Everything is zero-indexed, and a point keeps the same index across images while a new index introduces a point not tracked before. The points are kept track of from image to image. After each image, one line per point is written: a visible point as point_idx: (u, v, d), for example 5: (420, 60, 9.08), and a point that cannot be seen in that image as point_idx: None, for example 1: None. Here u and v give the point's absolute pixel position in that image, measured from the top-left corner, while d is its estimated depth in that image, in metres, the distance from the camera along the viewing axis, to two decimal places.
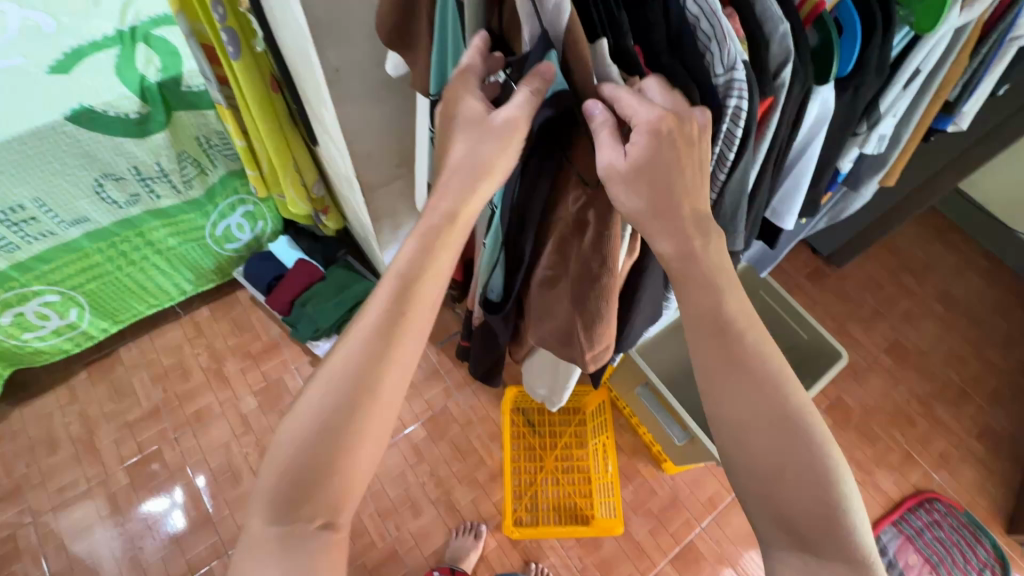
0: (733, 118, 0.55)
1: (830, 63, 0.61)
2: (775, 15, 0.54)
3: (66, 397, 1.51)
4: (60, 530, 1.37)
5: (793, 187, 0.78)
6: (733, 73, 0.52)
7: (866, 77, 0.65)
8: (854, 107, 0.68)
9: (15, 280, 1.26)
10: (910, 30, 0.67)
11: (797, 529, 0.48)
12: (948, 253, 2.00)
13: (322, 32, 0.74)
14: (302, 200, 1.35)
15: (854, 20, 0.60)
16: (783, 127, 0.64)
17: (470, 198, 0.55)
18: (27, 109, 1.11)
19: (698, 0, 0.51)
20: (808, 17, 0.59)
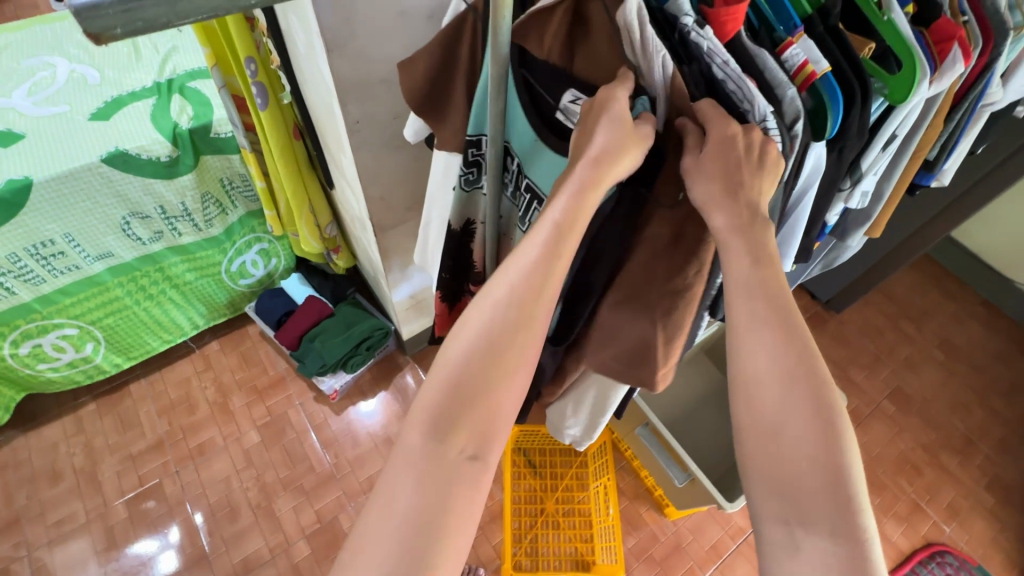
0: None
1: (825, 120, 0.67)
2: (783, 81, 0.60)
3: (73, 428, 1.52)
4: (54, 565, 1.35)
5: (790, 234, 0.80)
6: (766, 124, 0.57)
7: (849, 139, 0.70)
8: (841, 164, 0.74)
9: (38, 311, 1.31)
10: (885, 101, 0.74)
11: (791, 491, 0.46)
12: (946, 300, 2.03)
13: (346, 89, 0.82)
14: (314, 239, 1.41)
15: (836, 92, 0.65)
16: (790, 178, 0.68)
17: (604, 190, 0.53)
18: (68, 152, 1.19)
19: (726, 66, 0.58)
20: (802, 86, 0.65)
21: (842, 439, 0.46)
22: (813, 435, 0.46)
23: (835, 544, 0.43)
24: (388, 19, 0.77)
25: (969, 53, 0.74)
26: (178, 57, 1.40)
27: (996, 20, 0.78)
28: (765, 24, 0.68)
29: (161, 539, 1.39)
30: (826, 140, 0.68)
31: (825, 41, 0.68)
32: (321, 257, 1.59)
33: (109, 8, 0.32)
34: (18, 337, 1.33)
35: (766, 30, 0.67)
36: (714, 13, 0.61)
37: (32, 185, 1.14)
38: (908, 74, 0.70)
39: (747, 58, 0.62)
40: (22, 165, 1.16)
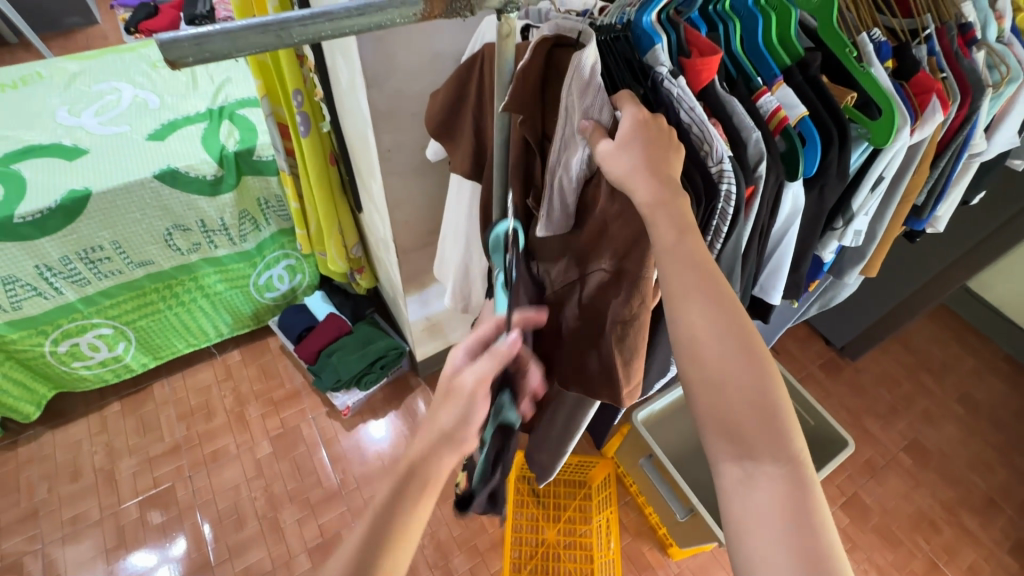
0: (726, 199, 0.63)
1: (797, 164, 0.70)
2: (749, 125, 0.65)
3: (97, 427, 1.59)
4: (64, 561, 1.39)
5: (778, 264, 0.84)
6: (723, 166, 0.62)
7: (828, 178, 0.75)
8: (821, 206, 0.79)
9: (79, 311, 1.40)
10: (868, 145, 0.77)
11: (736, 430, 0.50)
12: (965, 354, 2.00)
13: (381, 120, 0.90)
14: (342, 258, 1.49)
15: (814, 133, 0.70)
16: (764, 214, 0.73)
17: (470, 422, 0.55)
18: (125, 167, 1.31)
19: (689, 111, 0.61)
20: (775, 130, 0.69)
21: (770, 377, 0.51)
22: (747, 379, 0.51)
23: (778, 468, 0.48)
24: (424, 59, 0.86)
25: (946, 102, 0.78)
26: (231, 88, 1.53)
27: (974, 76, 0.83)
28: (742, 74, 0.71)
29: (161, 548, 1.41)
30: (799, 179, 0.72)
31: (803, 88, 0.73)
32: (345, 276, 1.67)
33: (185, 42, 0.37)
34: (58, 335, 1.42)
35: (742, 80, 0.70)
36: (688, 63, 0.64)
37: (89, 196, 1.25)
38: (887, 122, 0.74)
39: (718, 103, 0.66)
40: (83, 177, 1.28)
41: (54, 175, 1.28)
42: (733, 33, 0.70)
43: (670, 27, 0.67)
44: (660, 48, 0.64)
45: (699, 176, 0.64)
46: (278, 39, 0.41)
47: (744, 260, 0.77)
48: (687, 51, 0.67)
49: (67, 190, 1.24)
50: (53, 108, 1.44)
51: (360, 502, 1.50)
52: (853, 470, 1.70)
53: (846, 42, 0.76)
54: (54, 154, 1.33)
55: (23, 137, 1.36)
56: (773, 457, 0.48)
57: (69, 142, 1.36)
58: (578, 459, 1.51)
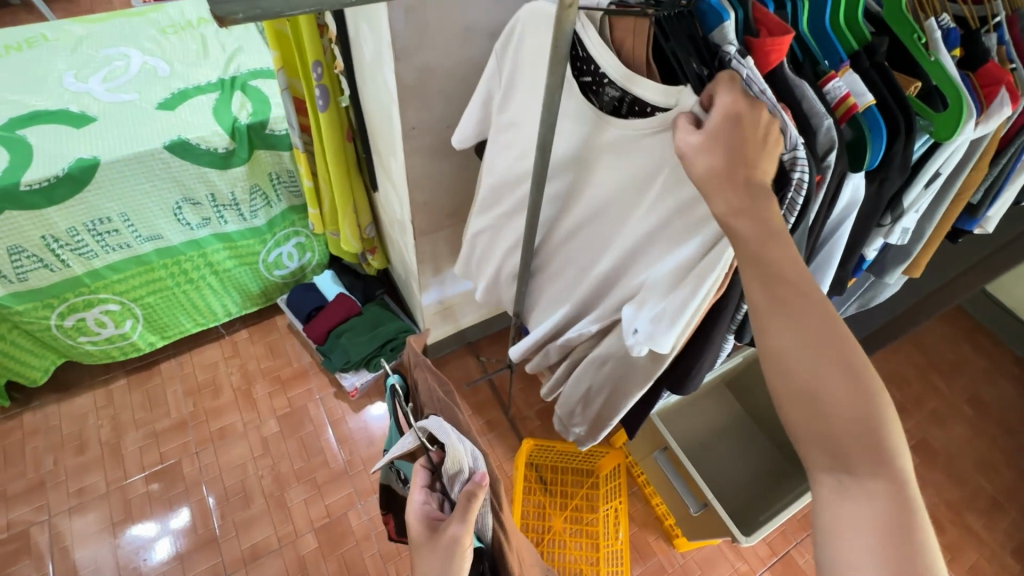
0: (797, 187, 0.61)
1: (864, 154, 0.67)
2: (821, 112, 0.63)
3: (103, 401, 1.58)
4: (71, 532, 1.39)
5: (826, 260, 0.79)
6: (796, 153, 0.60)
7: (891, 172, 0.72)
8: (880, 198, 0.75)
9: (86, 285, 1.38)
10: (929, 138, 0.74)
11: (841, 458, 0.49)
12: (978, 355, 1.98)
13: (407, 96, 0.86)
14: (355, 239, 1.46)
15: (881, 124, 0.67)
16: (822, 208, 0.69)
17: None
18: (135, 137, 1.27)
19: (762, 95, 0.61)
20: (842, 118, 0.66)
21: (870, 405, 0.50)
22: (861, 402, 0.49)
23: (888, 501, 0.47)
24: (453, 32, 0.81)
25: (1015, 97, 0.75)
26: (243, 57, 1.47)
27: None
28: (808, 57, 0.70)
29: (158, 521, 1.41)
30: (863, 171, 0.69)
31: (871, 75, 0.70)
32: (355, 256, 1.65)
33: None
34: (65, 309, 1.40)
35: (809, 63, 0.69)
36: (757, 44, 0.63)
37: (99, 165, 1.21)
38: (955, 113, 0.71)
39: (789, 89, 0.65)
40: (91, 145, 1.24)
41: (61, 143, 1.24)
42: (802, 11, 0.70)
43: (739, 2, 0.68)
44: (729, 26, 0.64)
45: (769, 164, 0.61)
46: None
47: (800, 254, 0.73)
48: (755, 30, 0.67)
49: (74, 159, 1.21)
50: (59, 73, 1.39)
51: (367, 484, 1.50)
52: None
53: (914, 29, 0.73)
54: (61, 120, 1.28)
55: (29, 102, 1.32)
56: (874, 474, 0.48)
57: (76, 109, 1.31)
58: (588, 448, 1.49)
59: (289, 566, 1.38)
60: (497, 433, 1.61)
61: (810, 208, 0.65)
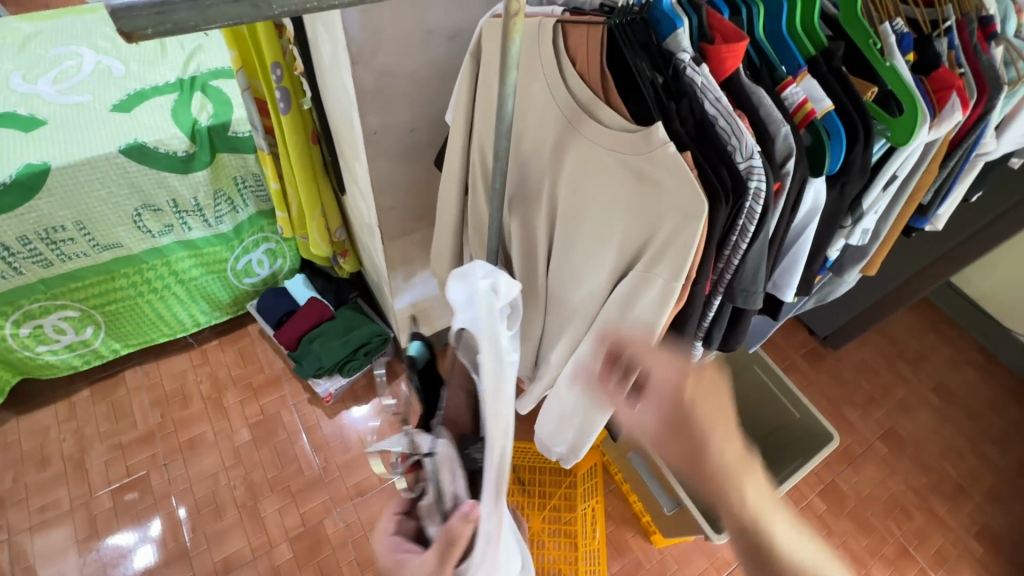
0: (754, 196, 0.62)
1: (822, 159, 0.69)
2: (777, 118, 0.63)
3: (65, 413, 1.52)
4: (33, 551, 1.34)
5: (793, 261, 0.80)
6: (751, 161, 0.61)
7: (852, 175, 0.72)
8: (842, 201, 0.75)
9: (42, 293, 1.32)
10: (886, 142, 0.75)
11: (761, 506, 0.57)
12: (943, 344, 2.04)
13: (368, 100, 0.84)
14: (325, 242, 1.43)
15: (840, 128, 0.67)
16: (784, 216, 0.69)
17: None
18: (89, 139, 1.22)
19: (717, 103, 0.61)
20: (801, 124, 0.67)
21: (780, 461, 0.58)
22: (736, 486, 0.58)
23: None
24: (412, 35, 0.79)
25: (966, 101, 0.76)
26: (203, 56, 1.42)
27: (992, 71, 0.81)
28: (765, 63, 0.69)
29: (140, 528, 1.39)
30: (823, 176, 0.70)
31: (828, 79, 0.70)
32: (328, 260, 1.62)
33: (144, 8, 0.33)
34: (20, 317, 1.34)
35: (767, 68, 0.69)
36: (712, 50, 0.63)
37: (50, 170, 1.17)
38: (910, 118, 0.72)
39: (745, 94, 0.65)
40: (42, 149, 1.19)
41: (8, 147, 1.18)
42: (757, 17, 0.69)
43: (693, 10, 0.67)
44: (682, 34, 0.64)
45: (727, 170, 0.62)
46: (256, 10, 0.36)
47: (768, 256, 0.74)
48: (709, 37, 0.67)
49: (24, 164, 1.15)
50: (5, 73, 1.33)
51: (343, 491, 1.48)
52: (832, 458, 1.74)
53: (869, 33, 0.74)
54: (9, 124, 1.23)
55: None
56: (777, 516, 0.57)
57: (24, 112, 1.25)
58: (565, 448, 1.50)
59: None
60: None
61: (768, 216, 0.65)
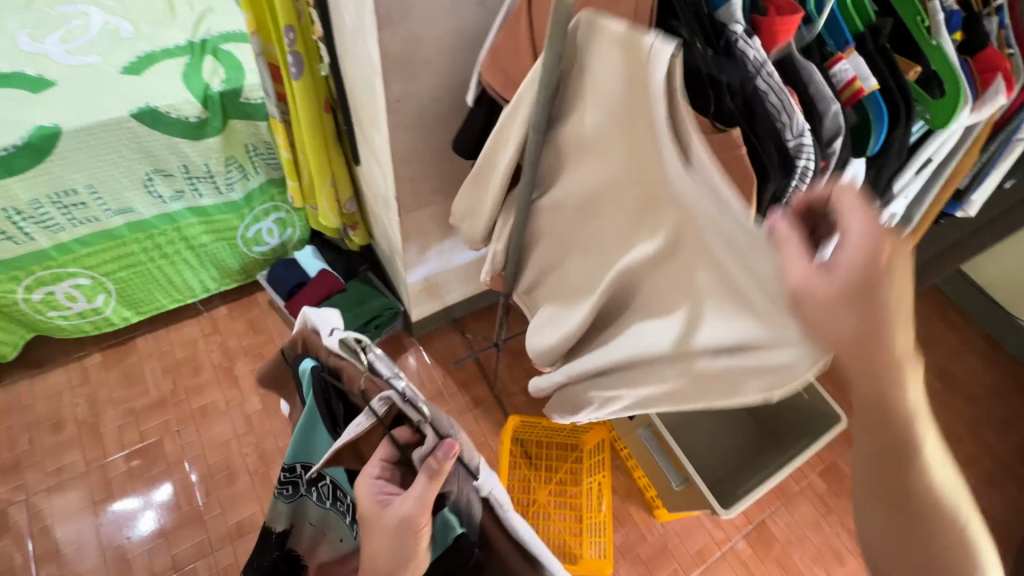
0: (801, 176, 0.61)
1: (865, 139, 0.68)
2: (828, 96, 0.62)
3: (77, 379, 1.53)
4: (51, 512, 1.37)
5: None
6: (801, 139, 0.60)
7: (888, 157, 0.71)
8: (877, 184, 0.75)
9: (53, 258, 1.32)
10: (926, 124, 0.75)
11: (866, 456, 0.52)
12: (948, 330, 2.05)
13: (392, 66, 0.81)
14: (334, 214, 1.42)
15: (883, 109, 0.66)
16: None
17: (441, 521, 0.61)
18: (99, 102, 1.19)
19: (769, 79, 0.59)
20: (847, 102, 0.66)
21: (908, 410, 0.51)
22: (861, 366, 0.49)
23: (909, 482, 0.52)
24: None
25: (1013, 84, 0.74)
26: (213, 18, 1.38)
27: None
28: (814, 39, 0.68)
29: (143, 495, 1.41)
30: (864, 157, 0.69)
31: (875, 58, 0.68)
32: (338, 231, 1.61)
33: None
34: (32, 282, 1.34)
35: (817, 44, 0.68)
36: (764, 22, 0.61)
37: (60, 133, 1.14)
38: (951, 101, 0.71)
39: (794, 71, 0.63)
40: (51, 112, 1.16)
41: (17, 109, 1.16)
42: None
43: None
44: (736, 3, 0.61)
45: (775, 147, 0.61)
46: None
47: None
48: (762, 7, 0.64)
49: (33, 126, 1.13)
50: (11, 32, 1.29)
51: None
52: (834, 440, 1.76)
53: (918, 9, 0.70)
54: (17, 85, 1.20)
55: None
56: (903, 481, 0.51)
57: (32, 73, 1.22)
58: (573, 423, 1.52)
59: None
60: (482, 409, 1.62)
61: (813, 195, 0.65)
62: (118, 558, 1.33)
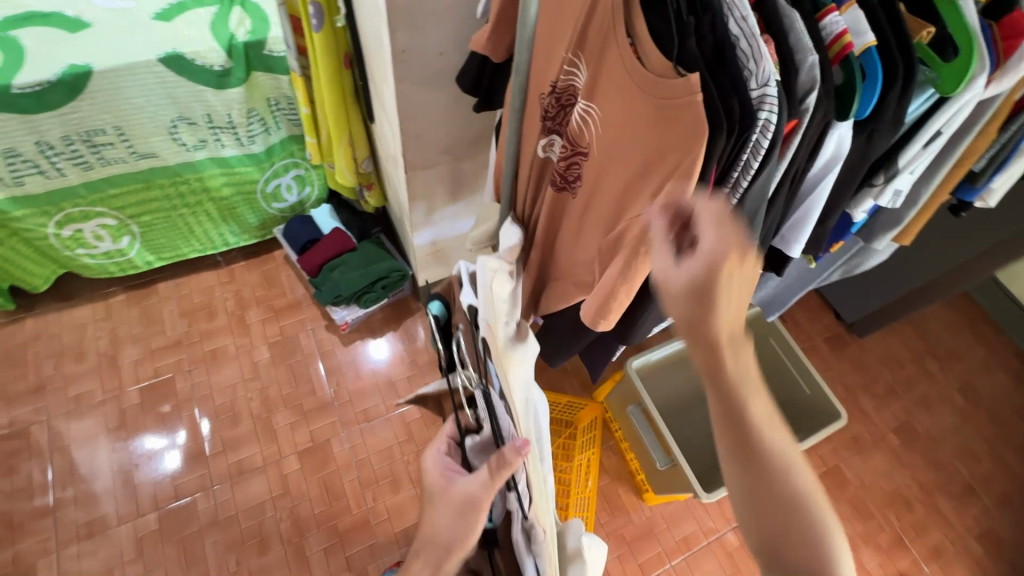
0: (762, 129, 0.59)
1: (851, 103, 0.63)
2: (806, 47, 0.58)
3: (101, 314, 1.62)
4: (68, 434, 1.46)
5: (804, 216, 0.78)
6: (765, 89, 0.57)
7: (880, 124, 0.67)
8: (866, 152, 0.71)
9: (82, 196, 1.38)
10: (933, 93, 0.70)
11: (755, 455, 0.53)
12: (977, 343, 1.95)
13: (398, 15, 0.81)
14: (351, 172, 1.44)
15: (877, 69, 0.62)
16: (798, 157, 0.67)
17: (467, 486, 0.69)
18: (129, 46, 1.23)
19: (741, 22, 0.57)
20: (835, 58, 0.62)
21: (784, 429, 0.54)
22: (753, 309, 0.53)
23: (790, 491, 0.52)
24: None
25: None
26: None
27: None
28: None
29: (168, 434, 1.48)
30: (849, 121, 0.65)
31: (877, 13, 0.64)
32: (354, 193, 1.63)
33: None
34: (62, 218, 1.41)
35: None
36: None
37: (91, 73, 1.19)
38: (960, 65, 0.66)
39: (777, 17, 0.59)
40: (84, 52, 1.21)
41: (53, 47, 1.21)
42: None
43: None
44: None
45: (738, 98, 0.58)
46: None
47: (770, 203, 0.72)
48: None
49: (66, 64, 1.18)
50: None
51: (351, 415, 1.54)
52: (839, 443, 1.71)
53: None
54: (58, 26, 1.25)
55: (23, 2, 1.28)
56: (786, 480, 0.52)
57: (71, 15, 1.27)
58: (568, 398, 1.53)
59: (271, 486, 1.44)
60: None
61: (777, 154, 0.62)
62: (126, 484, 1.41)
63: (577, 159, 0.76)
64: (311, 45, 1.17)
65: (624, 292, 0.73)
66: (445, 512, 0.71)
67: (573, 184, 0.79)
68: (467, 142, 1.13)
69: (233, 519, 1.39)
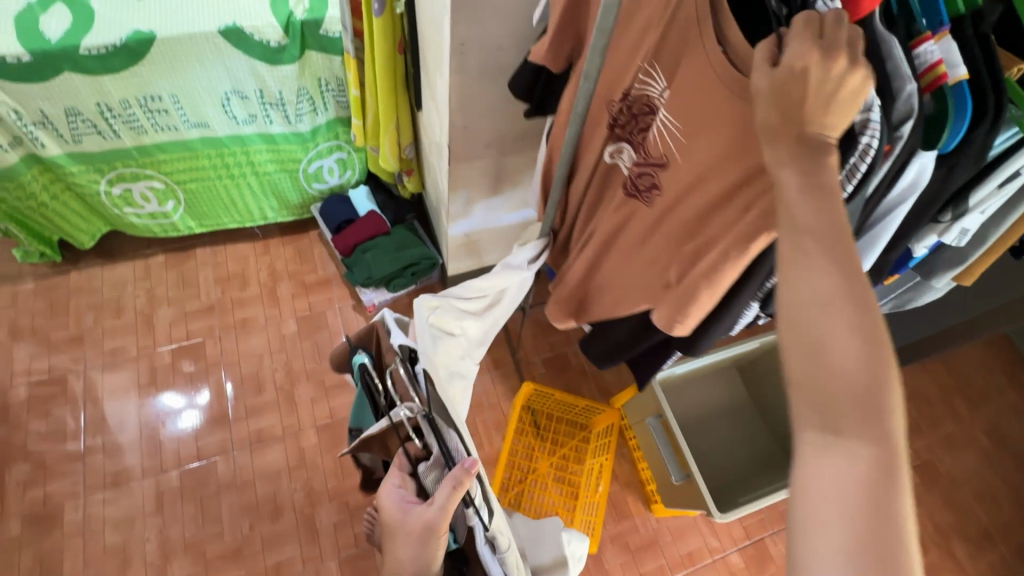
0: (862, 153, 0.57)
1: (941, 132, 0.62)
2: (906, 74, 0.56)
3: (141, 273, 1.67)
4: (102, 385, 1.52)
5: (870, 246, 0.75)
6: (869, 113, 0.56)
7: (963, 160, 0.65)
8: (944, 187, 0.69)
9: (134, 158, 1.42)
10: (1016, 131, 0.69)
11: (828, 409, 0.44)
12: (1011, 388, 1.88)
13: (462, 7, 0.81)
14: (393, 157, 1.46)
15: (969, 101, 0.59)
16: (882, 185, 0.65)
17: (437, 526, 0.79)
18: (192, 15, 1.25)
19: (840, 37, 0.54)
20: (927, 87, 0.60)
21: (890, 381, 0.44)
22: (829, 274, 0.47)
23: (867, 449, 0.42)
24: None
25: None
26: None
27: None
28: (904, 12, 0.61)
29: (190, 394, 1.53)
30: (935, 151, 0.63)
31: (971, 45, 0.61)
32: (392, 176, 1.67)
33: None
34: (113, 177, 1.46)
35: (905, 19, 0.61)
36: None
37: (154, 40, 1.21)
38: None
39: (875, 40, 0.57)
40: (149, 18, 1.24)
41: (119, 10, 1.23)
42: None
43: None
44: None
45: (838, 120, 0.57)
46: None
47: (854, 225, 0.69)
48: None
49: (130, 29, 1.20)
50: None
51: None
52: None
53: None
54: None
55: None
56: (863, 438, 0.43)
57: None
58: (586, 402, 1.53)
59: (288, 457, 1.47)
60: (500, 372, 1.66)
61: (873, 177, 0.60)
62: (153, 439, 1.46)
63: (652, 169, 0.76)
64: (369, 28, 1.18)
65: (705, 297, 0.72)
66: (413, 540, 0.80)
67: (647, 195, 0.78)
68: (514, 138, 1.12)
69: (250, 484, 1.43)
